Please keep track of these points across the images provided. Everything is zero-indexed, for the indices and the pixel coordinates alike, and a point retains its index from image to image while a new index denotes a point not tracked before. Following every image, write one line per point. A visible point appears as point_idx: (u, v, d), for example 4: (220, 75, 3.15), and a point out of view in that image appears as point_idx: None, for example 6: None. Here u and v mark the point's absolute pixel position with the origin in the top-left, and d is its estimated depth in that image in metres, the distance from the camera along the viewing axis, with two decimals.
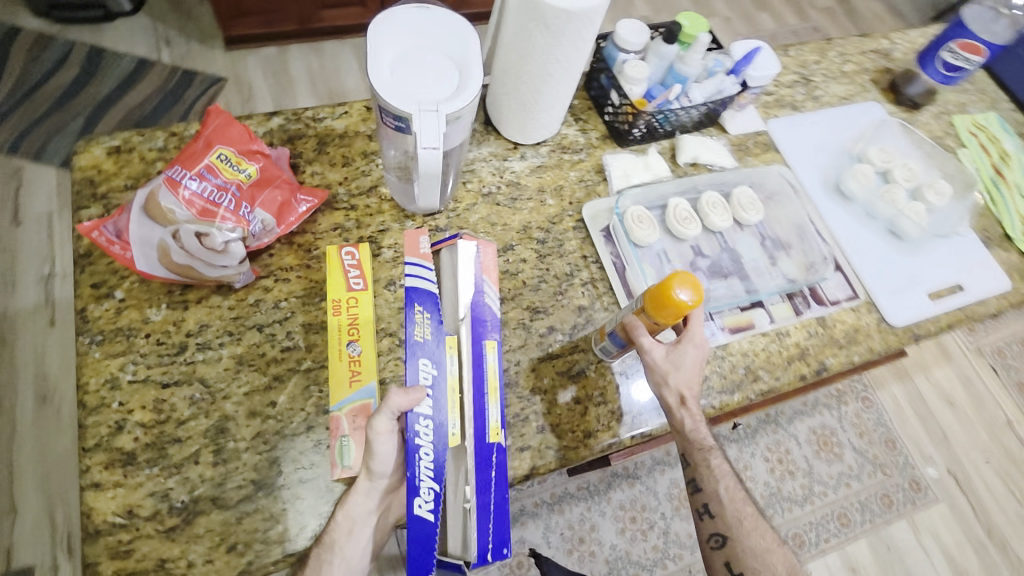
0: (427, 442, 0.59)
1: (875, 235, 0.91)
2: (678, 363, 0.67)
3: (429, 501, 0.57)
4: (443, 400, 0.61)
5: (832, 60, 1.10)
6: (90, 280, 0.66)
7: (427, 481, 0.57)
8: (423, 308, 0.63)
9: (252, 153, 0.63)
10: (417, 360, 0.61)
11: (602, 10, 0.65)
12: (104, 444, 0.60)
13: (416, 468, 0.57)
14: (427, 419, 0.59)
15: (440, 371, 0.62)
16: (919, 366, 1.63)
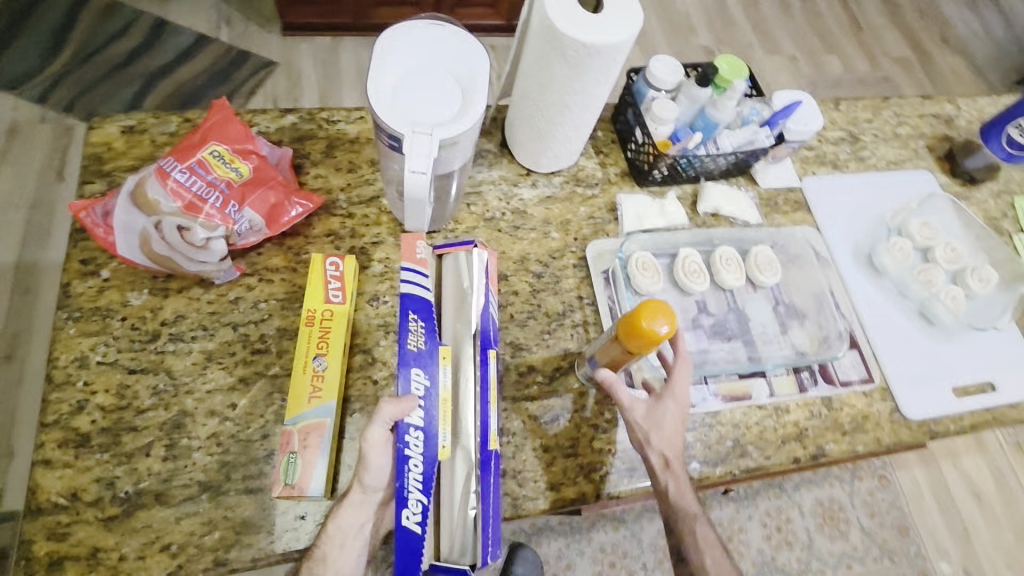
0: (417, 454, 0.55)
1: (903, 316, 0.84)
2: (659, 424, 0.64)
3: (417, 513, 0.52)
4: (436, 411, 0.57)
5: (886, 120, 1.03)
6: (79, 255, 0.66)
7: (416, 492, 0.53)
8: (418, 316, 0.57)
9: (247, 152, 0.63)
10: (408, 370, 0.57)
11: (625, 48, 0.62)
12: (61, 422, 0.59)
13: (404, 479, 0.53)
14: (417, 430, 0.55)
15: (433, 382, 0.58)
16: (948, 451, 1.51)
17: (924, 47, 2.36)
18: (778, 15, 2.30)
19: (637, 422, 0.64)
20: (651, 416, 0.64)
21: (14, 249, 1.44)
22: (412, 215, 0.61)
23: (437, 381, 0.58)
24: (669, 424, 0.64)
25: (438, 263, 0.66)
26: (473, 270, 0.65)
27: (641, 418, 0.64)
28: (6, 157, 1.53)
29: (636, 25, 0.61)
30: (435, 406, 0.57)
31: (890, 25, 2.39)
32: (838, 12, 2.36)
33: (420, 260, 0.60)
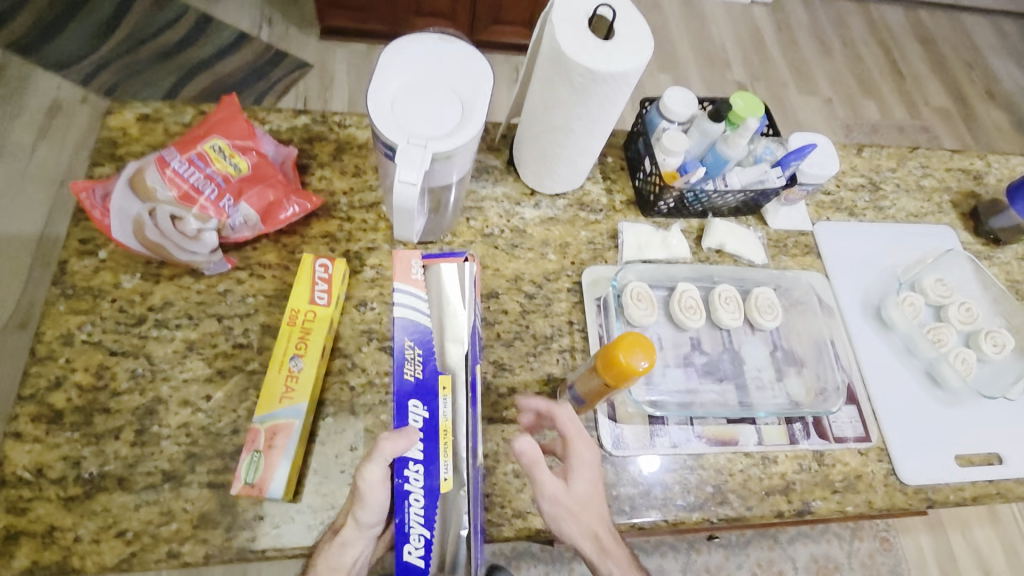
0: (417, 488, 0.56)
1: (910, 375, 0.80)
2: (581, 500, 0.58)
3: (419, 548, 0.55)
4: (436, 445, 0.58)
5: (911, 170, 1.00)
6: (80, 234, 0.68)
7: (417, 528, 0.56)
8: (414, 344, 0.62)
9: (247, 149, 0.64)
10: (406, 403, 0.59)
11: (632, 76, 0.61)
12: (38, 396, 0.60)
13: (405, 514, 0.56)
14: (416, 465, 0.57)
15: (433, 414, 0.59)
16: (958, 520, 1.43)
17: (967, 99, 2.30)
18: (816, 55, 2.27)
19: (564, 504, 0.58)
20: (572, 492, 0.58)
21: (40, 222, 1.49)
22: (401, 225, 0.61)
23: (437, 412, 0.59)
24: (593, 491, 0.59)
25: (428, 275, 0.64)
26: (459, 289, 0.63)
27: (566, 502, 0.58)
28: (44, 134, 1.59)
29: (645, 54, 0.61)
30: (435, 439, 0.58)
31: (932, 74, 2.34)
32: (880, 58, 2.33)
33: (416, 282, 0.64)
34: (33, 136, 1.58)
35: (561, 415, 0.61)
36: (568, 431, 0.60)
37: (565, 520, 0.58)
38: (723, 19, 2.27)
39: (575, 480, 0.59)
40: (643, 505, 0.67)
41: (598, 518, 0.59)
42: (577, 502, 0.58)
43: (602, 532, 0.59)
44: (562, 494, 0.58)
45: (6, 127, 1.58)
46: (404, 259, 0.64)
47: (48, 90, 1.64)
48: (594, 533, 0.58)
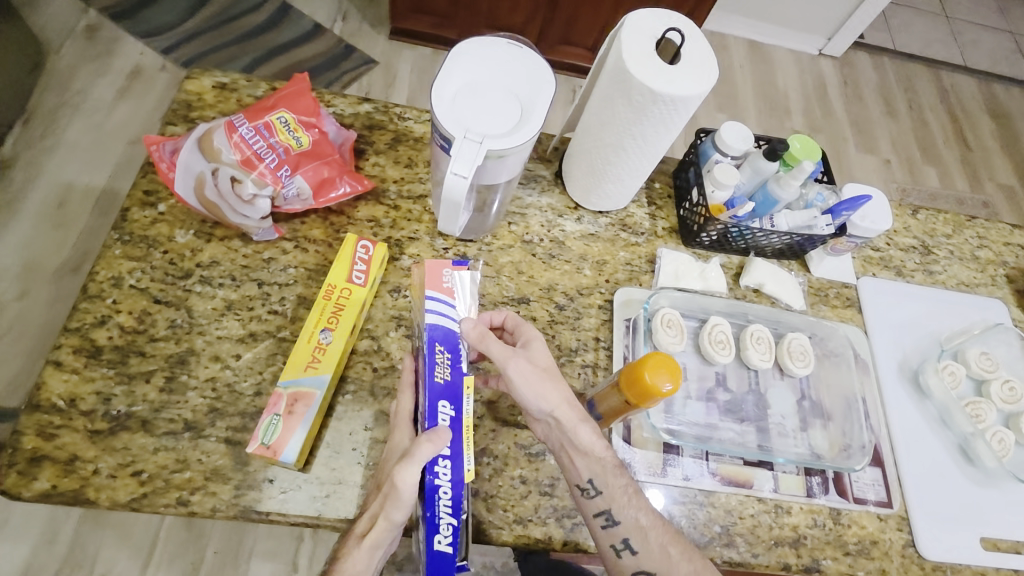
0: (446, 481, 0.57)
1: (940, 446, 0.77)
2: (543, 370, 0.63)
3: (448, 536, 0.56)
4: (461, 440, 0.59)
5: (967, 239, 0.97)
6: (145, 185, 0.72)
7: (446, 517, 0.56)
8: (444, 348, 0.61)
9: (311, 125, 0.66)
10: (436, 403, 0.59)
11: (693, 103, 0.62)
12: (82, 330, 0.63)
13: (435, 507, 0.56)
14: (445, 460, 0.57)
15: (459, 412, 0.60)
16: None
17: None
18: (881, 115, 2.24)
19: (532, 373, 0.62)
20: (534, 364, 0.63)
21: (105, 176, 1.58)
22: (447, 217, 0.62)
23: (462, 411, 0.60)
24: (551, 366, 0.64)
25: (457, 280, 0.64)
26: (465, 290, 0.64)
27: (532, 371, 0.61)
28: (123, 95, 1.68)
29: (708, 82, 0.61)
30: (461, 434, 0.59)
31: (1001, 150, 2.27)
32: (947, 126, 2.28)
33: (446, 289, 0.63)
34: (113, 95, 1.68)
35: (497, 315, 0.67)
36: (510, 324, 0.67)
37: (539, 389, 0.61)
38: (789, 68, 2.27)
39: (533, 355, 0.63)
40: None
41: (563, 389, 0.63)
42: (543, 374, 0.62)
43: (572, 402, 0.63)
44: (529, 364, 0.62)
45: (90, 84, 1.68)
46: (433, 268, 0.63)
47: (134, 55, 1.74)
48: (565, 398, 0.62)
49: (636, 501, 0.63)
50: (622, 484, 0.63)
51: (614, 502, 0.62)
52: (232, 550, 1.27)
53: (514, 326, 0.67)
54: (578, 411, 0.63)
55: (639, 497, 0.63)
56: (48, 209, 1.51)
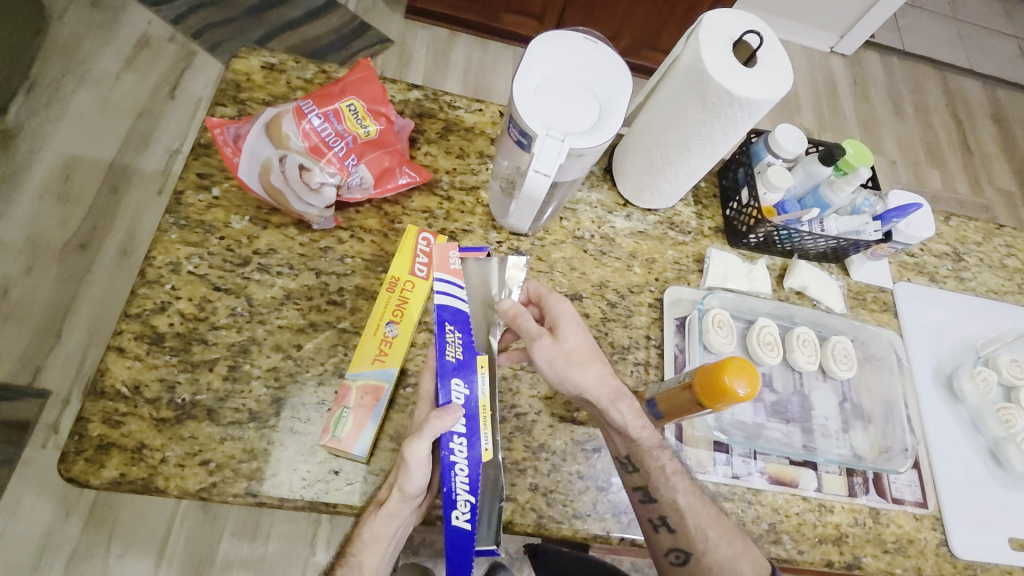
0: (462, 458, 0.59)
1: (970, 449, 0.80)
2: (571, 349, 0.65)
3: (465, 513, 0.57)
4: (477, 419, 0.60)
5: (996, 247, 0.99)
6: (198, 169, 0.70)
7: (464, 494, 0.57)
8: (455, 328, 0.61)
9: (379, 114, 0.65)
10: (448, 381, 0.60)
11: (766, 107, 0.62)
12: (143, 316, 0.62)
13: (451, 483, 0.58)
14: (460, 437, 0.59)
15: (473, 391, 0.61)
16: None
17: None
18: (888, 116, 2.26)
19: (558, 353, 0.64)
20: (560, 343, 0.65)
21: (113, 148, 1.51)
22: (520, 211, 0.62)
23: (476, 390, 0.61)
24: (582, 342, 0.66)
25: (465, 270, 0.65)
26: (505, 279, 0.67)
27: (558, 351, 0.64)
28: (131, 66, 1.61)
29: (782, 89, 0.61)
30: (475, 413, 0.60)
31: (1001, 154, 2.32)
32: (951, 128, 2.31)
33: (455, 271, 0.63)
34: (119, 65, 1.61)
35: (528, 289, 0.69)
36: (540, 297, 0.68)
37: (564, 369, 0.64)
38: (803, 65, 2.27)
39: (562, 334, 0.65)
40: None
41: (595, 369, 0.65)
42: (569, 355, 0.65)
43: (605, 380, 0.65)
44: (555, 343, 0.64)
45: (96, 53, 1.61)
46: (441, 250, 0.64)
47: (142, 24, 1.67)
48: (597, 376, 0.64)
49: (674, 481, 0.64)
50: (659, 464, 0.64)
51: (653, 481, 0.64)
52: (248, 531, 1.24)
53: (544, 301, 0.68)
54: (610, 389, 0.64)
55: (676, 478, 0.64)
56: (55, 182, 1.45)
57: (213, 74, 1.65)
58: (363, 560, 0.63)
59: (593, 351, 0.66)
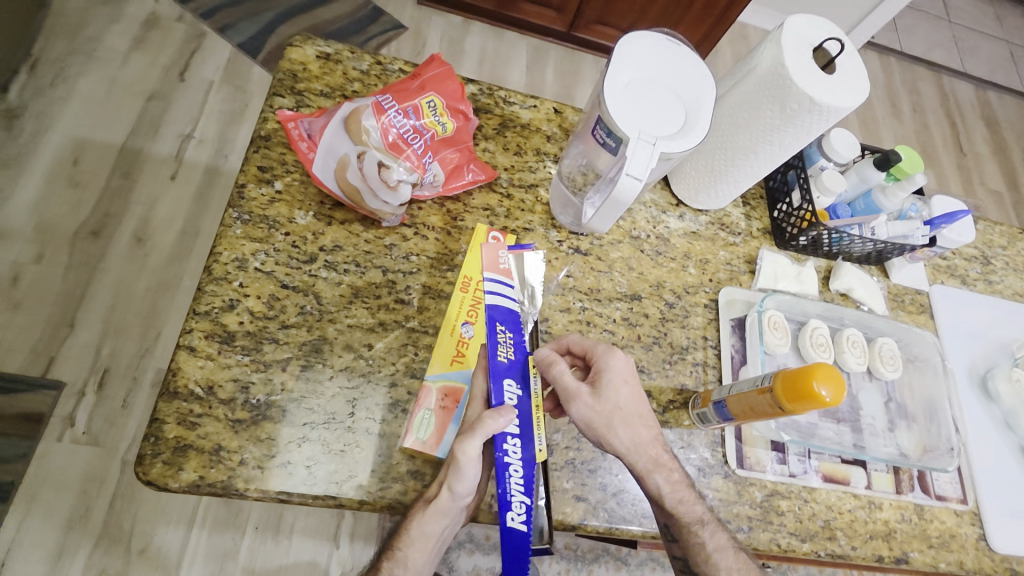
0: (516, 459, 0.58)
1: (1005, 446, 0.83)
2: (614, 410, 0.62)
3: (521, 514, 0.57)
4: (530, 419, 0.60)
5: (1019, 251, 1.02)
6: (259, 162, 0.68)
7: (519, 495, 0.57)
8: (506, 328, 0.61)
9: (456, 112, 0.67)
10: (501, 382, 0.59)
11: (845, 113, 0.62)
12: (212, 314, 0.60)
13: (506, 485, 0.57)
14: (515, 438, 0.59)
15: (527, 392, 0.61)
16: None
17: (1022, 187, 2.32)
18: (887, 116, 2.29)
19: (598, 413, 0.61)
20: (602, 404, 0.62)
21: (122, 131, 1.46)
22: (606, 213, 0.62)
23: (529, 390, 0.61)
24: (627, 405, 0.63)
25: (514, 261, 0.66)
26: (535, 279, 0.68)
27: (599, 411, 0.61)
28: (139, 45, 1.55)
29: (861, 95, 0.62)
30: (529, 414, 0.60)
31: (993, 155, 2.36)
32: (946, 130, 2.35)
33: (503, 271, 0.64)
34: (127, 44, 1.54)
35: (572, 341, 0.66)
36: (586, 350, 0.65)
37: (599, 430, 0.61)
38: None
39: (606, 393, 0.62)
40: (760, 527, 0.69)
41: (636, 431, 0.62)
42: (611, 416, 0.62)
43: (644, 447, 0.62)
44: (595, 405, 0.61)
45: (103, 31, 1.55)
46: (490, 250, 0.65)
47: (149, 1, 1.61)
48: (633, 440, 0.62)
49: (715, 559, 0.63)
50: (700, 541, 0.63)
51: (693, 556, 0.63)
52: (272, 525, 1.21)
53: (590, 355, 0.65)
54: (648, 459, 0.62)
55: (718, 557, 0.63)
56: (62, 166, 1.39)
57: (225, 56, 1.60)
58: (408, 555, 0.63)
59: (639, 411, 0.63)
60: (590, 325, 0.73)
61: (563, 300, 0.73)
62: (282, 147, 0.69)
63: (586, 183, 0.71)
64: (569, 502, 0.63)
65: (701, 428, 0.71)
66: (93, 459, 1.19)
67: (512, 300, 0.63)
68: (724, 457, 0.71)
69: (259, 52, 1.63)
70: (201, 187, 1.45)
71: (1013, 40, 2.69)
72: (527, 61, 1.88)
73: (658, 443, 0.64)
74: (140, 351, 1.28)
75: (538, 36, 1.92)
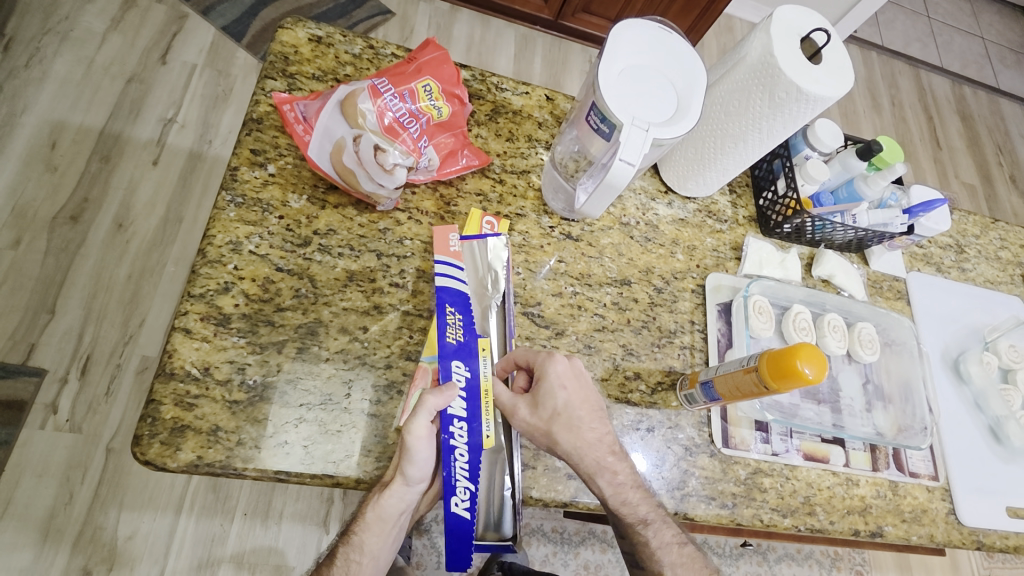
0: (462, 443, 0.59)
1: (974, 426, 0.87)
2: (550, 419, 0.62)
3: (465, 501, 0.58)
4: (478, 403, 0.61)
5: (991, 240, 1.06)
6: (252, 145, 0.68)
7: (463, 481, 0.59)
8: (455, 309, 0.62)
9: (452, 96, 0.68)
10: (449, 364, 0.61)
11: (832, 103, 0.64)
12: (207, 297, 0.60)
13: (452, 468, 0.59)
14: (462, 421, 0.60)
15: (476, 375, 0.61)
16: (922, 565, 1.54)
17: (993, 179, 2.39)
18: (866, 109, 2.33)
19: (537, 424, 0.62)
20: (541, 414, 0.62)
21: (102, 114, 1.43)
22: (600, 197, 0.64)
23: (478, 372, 0.61)
24: (569, 411, 0.63)
25: (474, 256, 0.67)
26: (501, 263, 0.68)
27: (535, 423, 0.62)
28: (118, 26, 1.51)
29: (847, 84, 0.64)
30: (477, 398, 0.60)
31: (966, 149, 2.42)
32: (922, 124, 2.39)
33: (455, 253, 0.66)
34: (105, 25, 1.50)
35: (515, 354, 0.64)
36: (529, 360, 0.64)
37: (541, 439, 0.63)
38: None
39: (542, 403, 0.62)
40: (744, 503, 0.71)
41: (578, 436, 0.62)
42: (547, 425, 0.62)
43: (588, 448, 0.63)
44: (534, 416, 0.62)
45: (80, 11, 1.50)
46: (442, 234, 0.67)
47: None
48: (576, 444, 0.62)
49: (658, 555, 0.68)
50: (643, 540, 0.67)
51: (640, 554, 0.68)
52: (261, 510, 1.21)
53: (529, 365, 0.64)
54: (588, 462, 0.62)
55: (661, 553, 0.67)
56: (40, 149, 1.36)
57: (207, 39, 1.57)
58: (364, 540, 0.64)
59: (580, 414, 0.63)
60: (582, 310, 0.74)
61: (555, 284, 0.74)
62: (275, 130, 0.69)
63: (579, 169, 0.71)
64: (561, 480, 0.65)
65: (688, 409, 0.73)
66: (76, 447, 1.17)
67: (463, 283, 0.64)
68: (710, 436, 0.73)
69: (243, 35, 1.60)
70: (184, 172, 1.43)
71: (987, 36, 2.75)
72: (514, 49, 1.87)
73: (603, 443, 0.64)
74: (123, 339, 1.26)
75: (524, 24, 1.91)
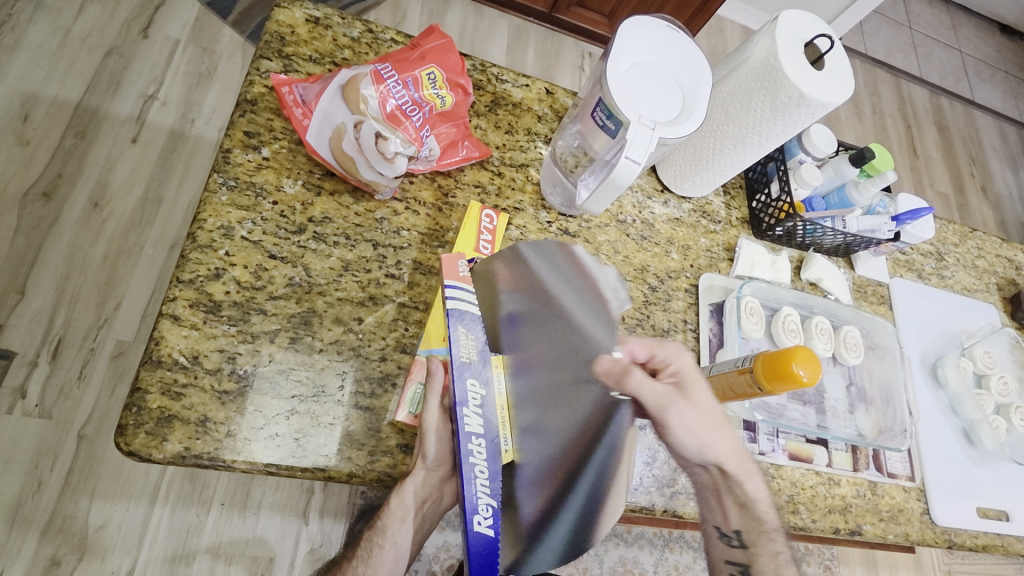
0: (481, 460, 0.49)
1: (949, 428, 0.90)
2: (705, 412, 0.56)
3: (489, 518, 0.47)
4: (494, 418, 0.50)
5: (969, 249, 1.09)
6: (245, 127, 0.65)
7: (486, 497, 0.47)
8: (468, 329, 0.52)
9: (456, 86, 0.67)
10: (463, 383, 0.50)
11: (834, 108, 0.65)
12: (197, 283, 0.58)
13: (470, 486, 0.47)
14: (479, 439, 0.49)
15: (490, 392, 0.51)
16: (888, 561, 1.59)
17: (965, 190, 2.46)
18: (849, 116, 2.38)
19: (693, 418, 0.55)
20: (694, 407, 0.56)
21: (79, 88, 1.37)
22: (604, 193, 0.63)
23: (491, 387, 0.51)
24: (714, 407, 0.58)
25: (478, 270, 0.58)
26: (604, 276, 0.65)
27: (693, 417, 0.55)
28: None
29: (847, 92, 0.65)
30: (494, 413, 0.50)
31: (942, 158, 2.48)
32: (902, 132, 2.45)
33: (464, 278, 0.55)
34: None
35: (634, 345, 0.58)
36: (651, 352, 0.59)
37: (703, 437, 0.55)
38: None
39: (694, 394, 0.57)
40: None
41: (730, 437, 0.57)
42: (705, 417, 0.56)
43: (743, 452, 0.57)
44: (688, 409, 0.55)
45: None
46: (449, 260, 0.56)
47: None
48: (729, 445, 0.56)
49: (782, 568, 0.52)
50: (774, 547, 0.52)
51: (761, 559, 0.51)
52: (239, 501, 1.19)
53: (653, 357, 0.59)
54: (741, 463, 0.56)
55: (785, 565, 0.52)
56: (11, 122, 1.30)
57: (191, 14, 1.51)
58: (389, 525, 0.58)
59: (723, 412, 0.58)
60: None
61: None
62: (270, 112, 0.67)
63: (579, 165, 0.70)
64: None
65: None
66: (46, 433, 1.13)
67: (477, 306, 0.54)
68: None
69: (229, 12, 1.55)
70: (165, 152, 1.38)
71: (966, 50, 2.82)
72: (508, 40, 1.85)
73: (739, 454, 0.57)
74: (97, 322, 1.22)
75: (519, 15, 1.89)
